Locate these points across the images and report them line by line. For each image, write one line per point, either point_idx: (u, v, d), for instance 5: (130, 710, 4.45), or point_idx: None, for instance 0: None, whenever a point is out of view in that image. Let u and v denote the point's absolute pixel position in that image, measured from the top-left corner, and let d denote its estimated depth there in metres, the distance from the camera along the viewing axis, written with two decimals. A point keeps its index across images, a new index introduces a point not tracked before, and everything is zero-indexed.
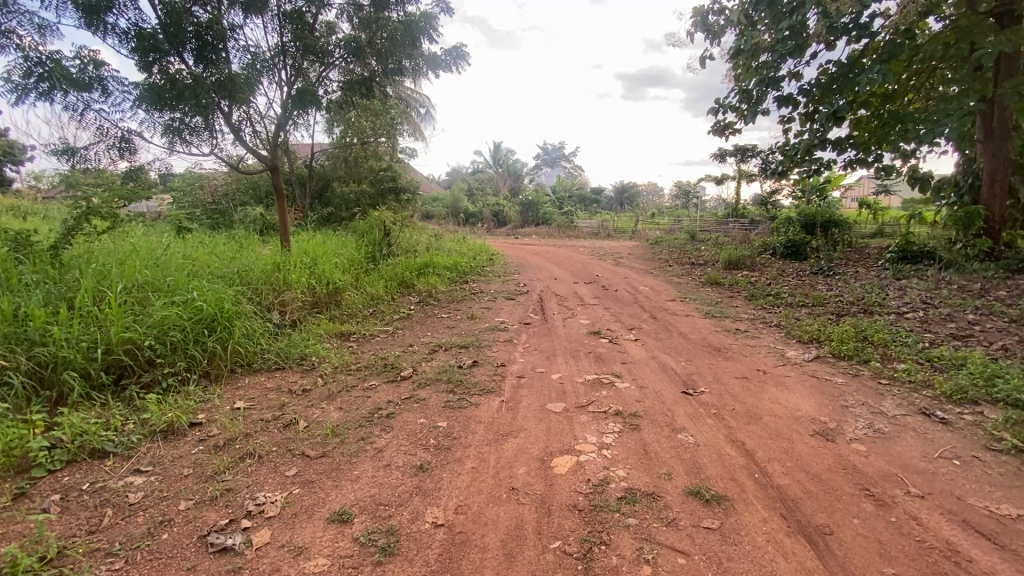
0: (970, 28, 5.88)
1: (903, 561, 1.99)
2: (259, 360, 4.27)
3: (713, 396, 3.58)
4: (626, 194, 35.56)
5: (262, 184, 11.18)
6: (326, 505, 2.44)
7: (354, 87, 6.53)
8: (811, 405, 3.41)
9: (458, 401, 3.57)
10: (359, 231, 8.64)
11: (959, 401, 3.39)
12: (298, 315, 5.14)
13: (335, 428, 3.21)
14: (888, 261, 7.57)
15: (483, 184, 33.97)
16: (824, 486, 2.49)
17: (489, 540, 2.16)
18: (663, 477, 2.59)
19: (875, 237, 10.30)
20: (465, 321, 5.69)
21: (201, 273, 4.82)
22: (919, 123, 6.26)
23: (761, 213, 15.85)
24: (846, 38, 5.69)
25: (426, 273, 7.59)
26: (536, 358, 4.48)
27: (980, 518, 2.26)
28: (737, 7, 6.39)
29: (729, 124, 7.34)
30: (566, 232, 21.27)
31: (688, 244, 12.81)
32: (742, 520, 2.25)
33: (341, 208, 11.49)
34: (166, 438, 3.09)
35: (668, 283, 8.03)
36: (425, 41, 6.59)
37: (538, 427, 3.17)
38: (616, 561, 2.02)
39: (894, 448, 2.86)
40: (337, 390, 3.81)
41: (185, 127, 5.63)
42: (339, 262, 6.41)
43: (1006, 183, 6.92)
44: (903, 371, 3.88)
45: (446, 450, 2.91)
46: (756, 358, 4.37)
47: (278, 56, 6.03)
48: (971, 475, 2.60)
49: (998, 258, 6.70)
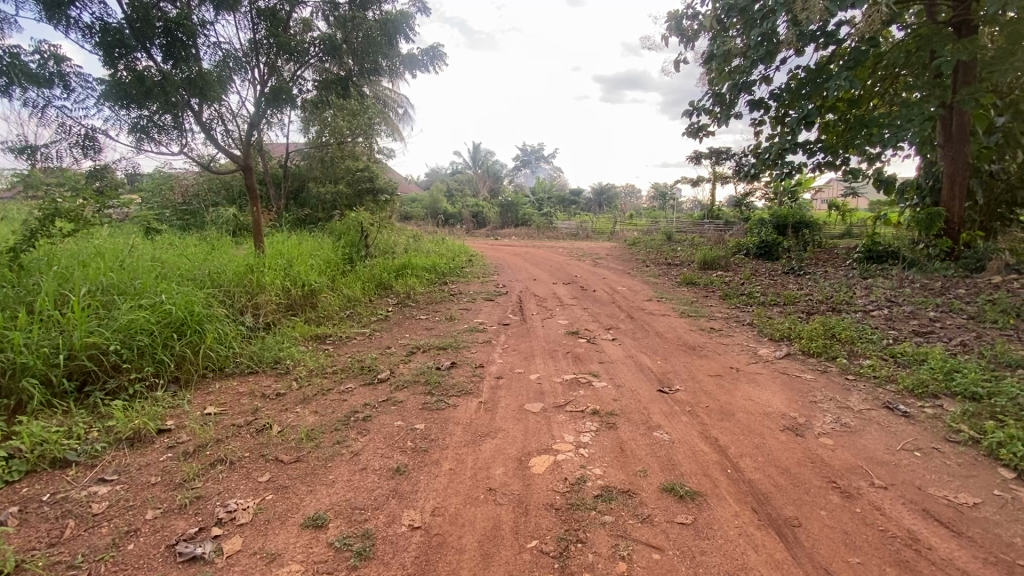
0: (930, 37, 6.11)
1: (867, 550, 2.06)
2: (231, 364, 4.17)
3: (688, 393, 3.64)
4: (606, 195, 35.63)
5: (234, 184, 11.07)
6: (300, 511, 2.40)
7: (330, 86, 6.51)
8: (782, 401, 3.50)
9: (436, 403, 3.54)
10: (335, 232, 8.53)
11: (921, 395, 3.53)
12: (272, 318, 5.04)
13: (310, 432, 3.16)
14: (855, 261, 7.83)
15: (462, 184, 33.93)
16: (793, 479, 2.56)
17: (466, 541, 2.16)
18: (638, 474, 2.62)
19: (844, 238, 10.66)
20: (444, 322, 5.68)
21: (171, 275, 4.71)
22: (884, 127, 6.49)
23: (735, 214, 16.20)
24: (814, 45, 5.87)
25: (404, 273, 7.57)
26: (515, 359, 4.48)
27: (939, 507, 2.36)
28: (711, 11, 6.50)
29: (703, 126, 7.48)
30: (546, 232, 21.48)
31: (665, 244, 13.09)
32: (714, 514, 2.30)
33: (317, 208, 11.30)
34: (132, 445, 3.00)
35: (645, 283, 8.15)
36: (403, 40, 6.58)
37: (516, 427, 3.18)
38: (592, 559, 2.03)
39: (859, 441, 2.96)
40: (312, 394, 3.74)
41: (154, 126, 5.47)
42: (315, 264, 6.34)
43: (965, 184, 7.12)
44: (869, 367, 4.01)
45: (423, 452, 2.90)
46: (730, 356, 4.46)
47: (252, 53, 5.95)
48: (931, 465, 2.71)
49: (957, 258, 6.96)
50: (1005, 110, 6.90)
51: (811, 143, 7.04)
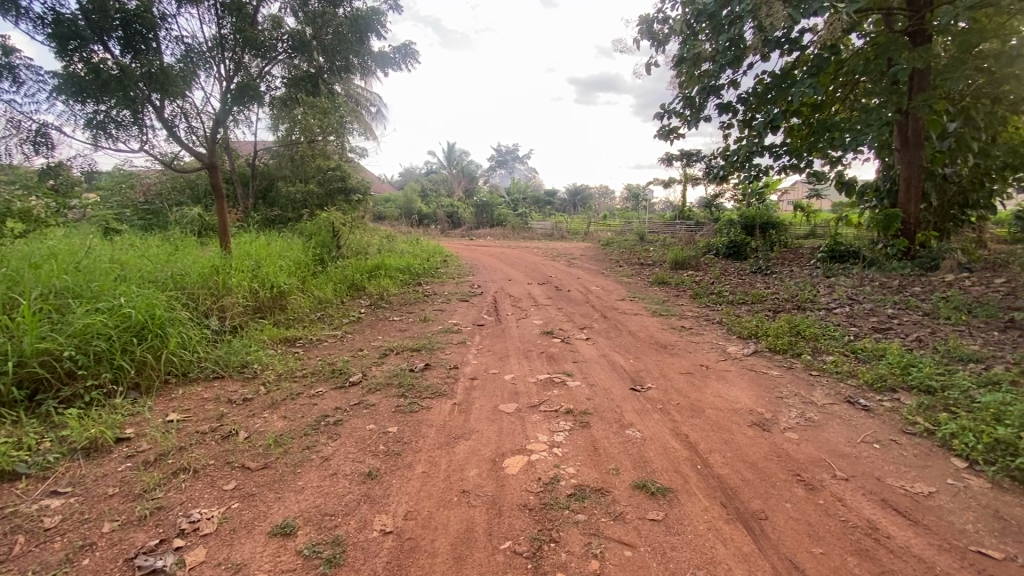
0: (887, 45, 6.36)
1: (829, 541, 2.13)
2: (195, 369, 4.03)
3: (659, 391, 3.70)
4: (580, 196, 35.96)
5: (199, 183, 10.76)
6: (267, 519, 2.33)
7: (299, 83, 6.38)
8: (749, 397, 3.59)
9: (409, 406, 3.50)
10: (305, 232, 8.34)
11: (880, 388, 3.67)
12: (239, 321, 4.89)
13: (279, 438, 3.08)
14: (819, 260, 8.09)
15: (436, 185, 33.71)
16: (760, 474, 2.63)
17: (439, 544, 2.14)
18: (611, 472, 2.65)
19: (809, 238, 11.01)
20: (418, 323, 5.62)
21: (131, 278, 4.52)
22: (845, 131, 6.73)
23: (705, 215, 16.55)
24: (779, 51, 6.05)
25: (378, 274, 7.47)
26: (489, 359, 4.47)
27: (897, 496, 2.45)
28: (681, 16, 6.61)
29: (674, 128, 7.62)
30: (521, 233, 21.55)
31: (637, 244, 13.31)
32: (685, 510, 2.34)
33: (286, 208, 11.06)
34: (88, 456, 2.86)
35: (618, 283, 8.25)
36: (374, 38, 6.49)
37: (490, 428, 3.17)
38: (564, 558, 2.04)
39: (823, 435, 3.06)
40: (281, 398, 3.65)
41: (111, 122, 5.24)
42: (285, 265, 6.19)
43: (920, 187, 7.43)
44: (831, 363, 4.14)
45: (396, 456, 2.86)
46: (700, 354, 4.56)
47: (216, 48, 5.76)
48: (889, 456, 2.82)
49: (913, 257, 7.26)
50: (957, 116, 7.12)
51: (777, 146, 7.25)
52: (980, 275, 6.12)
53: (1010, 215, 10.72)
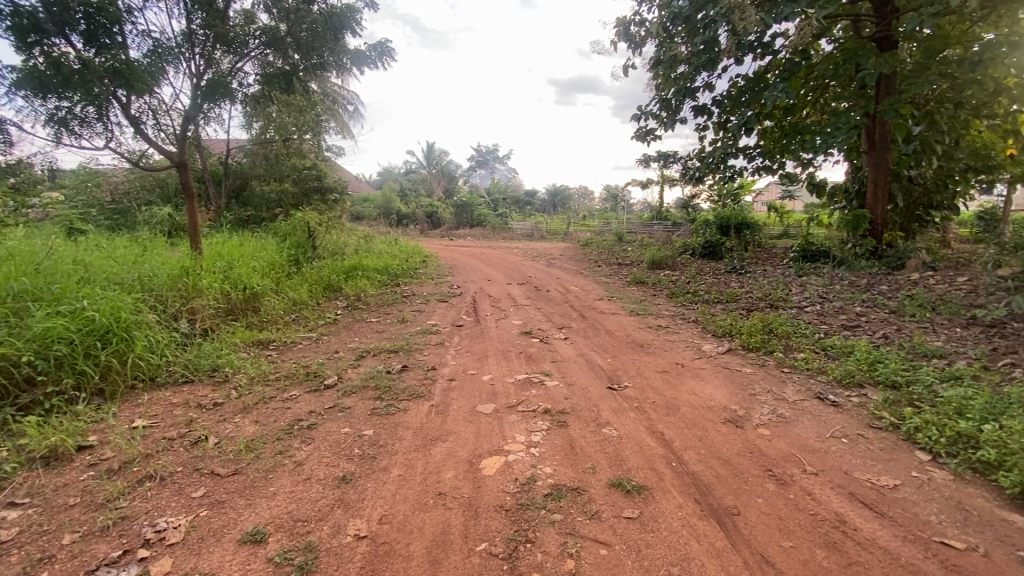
0: (855, 51, 6.55)
1: (799, 534, 2.18)
2: (163, 374, 3.91)
3: (636, 390, 3.74)
4: (560, 196, 36.16)
5: (170, 182, 10.57)
6: (237, 526, 2.27)
7: (273, 81, 6.26)
8: (723, 394, 3.65)
9: (385, 409, 3.45)
10: (279, 232, 8.17)
11: (848, 384, 3.77)
12: (210, 323, 4.76)
13: (250, 443, 3.01)
14: (791, 260, 8.29)
15: (416, 184, 33.47)
16: (733, 470, 2.67)
17: (414, 548, 2.12)
18: (588, 471, 2.66)
19: (782, 238, 11.25)
20: (396, 325, 5.56)
21: (95, 280, 4.37)
22: (815, 134, 6.90)
23: (682, 215, 16.81)
24: (752, 54, 6.17)
25: (355, 275, 7.36)
26: (468, 360, 4.44)
27: (864, 489, 2.52)
28: (657, 18, 6.69)
29: (650, 130, 7.71)
30: (500, 233, 21.54)
31: (615, 244, 13.47)
32: (660, 507, 2.36)
33: (261, 208, 10.83)
34: (48, 465, 2.75)
35: (597, 283, 8.31)
36: (349, 35, 6.42)
37: (468, 429, 3.14)
38: (540, 558, 2.04)
39: (794, 430, 3.12)
40: (253, 403, 3.57)
41: (74, 118, 5.05)
42: (258, 266, 6.06)
43: (887, 189, 7.66)
44: (802, 360, 4.25)
45: (371, 459, 2.82)
46: (676, 352, 4.62)
47: (186, 43, 5.60)
48: (857, 450, 2.90)
49: (880, 256, 7.49)
50: (922, 120, 7.27)
51: (751, 148, 7.40)
52: (943, 274, 6.34)
53: (971, 216, 11.15)
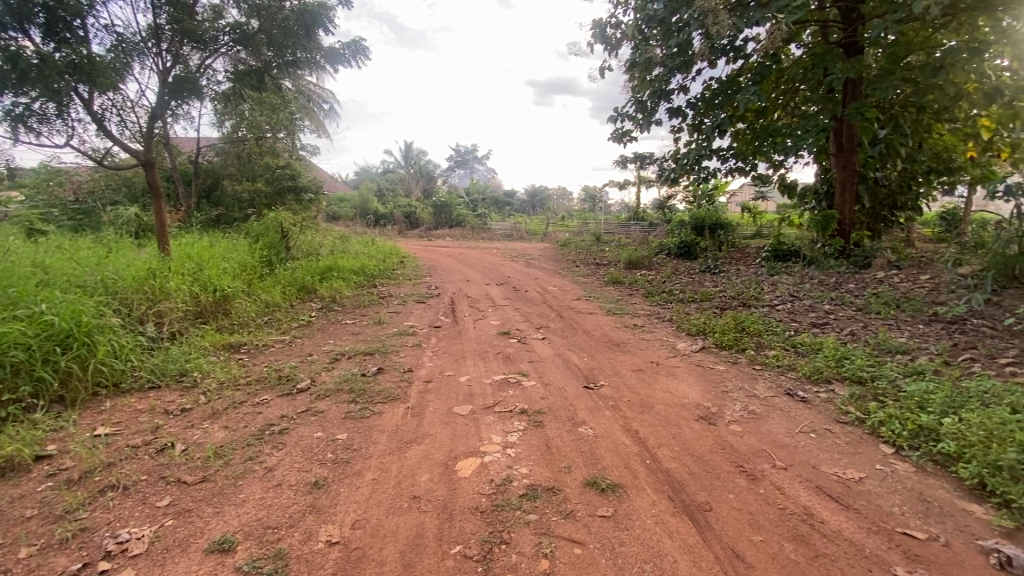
0: (823, 56, 6.73)
1: (768, 528, 2.22)
2: (128, 380, 3.77)
3: (611, 388, 3.77)
4: (540, 196, 36.30)
5: (137, 182, 10.25)
6: (204, 535, 2.21)
7: (244, 78, 6.13)
8: (696, 391, 3.72)
9: (359, 412, 3.40)
10: (252, 233, 7.99)
11: (817, 380, 3.87)
12: (178, 327, 4.62)
13: (219, 449, 2.93)
14: (764, 259, 8.49)
15: (394, 184, 33.16)
16: (706, 466, 2.71)
17: (387, 553, 2.09)
18: (563, 470, 2.67)
19: (755, 237, 11.50)
20: (372, 326, 5.49)
21: (55, 283, 4.21)
22: (786, 136, 7.07)
23: (658, 216, 17.05)
24: (725, 58, 6.29)
25: (330, 276, 7.25)
26: (445, 362, 4.41)
27: (830, 483, 2.59)
28: (632, 21, 6.76)
29: (627, 132, 7.79)
30: (479, 233, 21.49)
31: (594, 245, 13.60)
32: (633, 505, 2.38)
33: (232, 208, 10.57)
34: (2, 477, 2.64)
35: (575, 283, 8.35)
36: (322, 32, 6.31)
37: (443, 431, 3.12)
38: (515, 559, 2.04)
39: (764, 426, 3.19)
40: (223, 408, 3.48)
41: (33, 115, 4.86)
42: (229, 267, 5.91)
43: (855, 190, 7.89)
44: (773, 357, 4.34)
45: (344, 463, 2.77)
46: (651, 351, 4.68)
47: (152, 38, 5.43)
48: (824, 445, 2.98)
49: (848, 256, 7.71)
50: (887, 123, 7.65)
51: (724, 150, 7.54)
52: (907, 273, 6.57)
53: (934, 216, 11.58)
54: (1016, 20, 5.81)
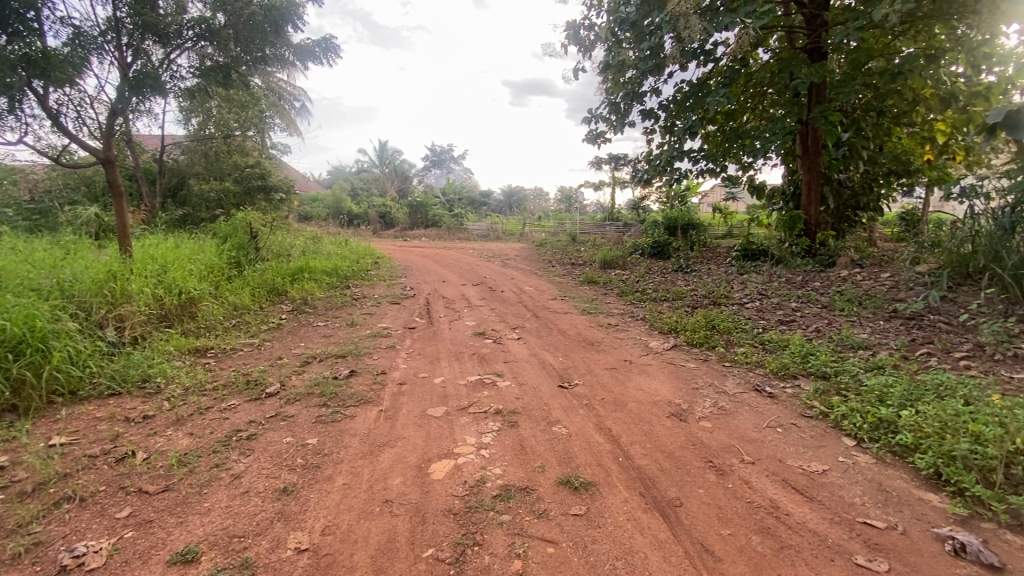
0: (789, 61, 6.92)
1: (736, 522, 2.27)
2: (86, 387, 3.63)
3: (585, 387, 3.80)
4: (516, 196, 36.35)
5: (97, 180, 9.86)
6: (166, 546, 2.14)
7: (210, 74, 5.94)
8: (668, 389, 3.78)
9: (331, 416, 3.34)
10: (219, 233, 7.76)
11: (784, 376, 3.98)
12: (140, 331, 4.46)
13: (183, 457, 2.84)
14: (734, 259, 8.69)
15: (368, 184, 32.73)
16: (676, 462, 2.76)
17: (358, 558, 2.06)
18: (537, 470, 2.67)
19: (726, 237, 11.76)
20: (344, 328, 5.41)
21: (7, 288, 4.03)
22: (755, 138, 7.25)
23: (632, 216, 17.30)
24: (696, 61, 6.40)
25: (301, 277, 7.10)
26: (419, 363, 4.37)
27: (796, 475, 2.67)
28: (605, 23, 6.82)
29: (601, 132, 7.86)
30: (456, 233, 21.38)
31: (570, 245, 13.71)
32: (606, 502, 2.40)
33: (199, 208, 10.25)
34: None
35: (551, 283, 8.39)
36: (291, 29, 6.16)
37: (417, 434, 3.09)
38: (488, 560, 2.03)
39: (733, 422, 3.26)
40: (187, 415, 3.37)
41: None
42: (195, 269, 5.73)
43: (820, 191, 8.13)
44: (742, 354, 4.45)
45: (315, 469, 2.72)
46: (625, 349, 4.73)
47: (111, 32, 5.22)
48: (790, 439, 3.06)
49: (814, 255, 7.96)
50: (850, 127, 7.89)
51: (695, 151, 7.68)
52: (869, 271, 6.81)
53: (894, 216, 12.04)
54: (969, 28, 6.09)
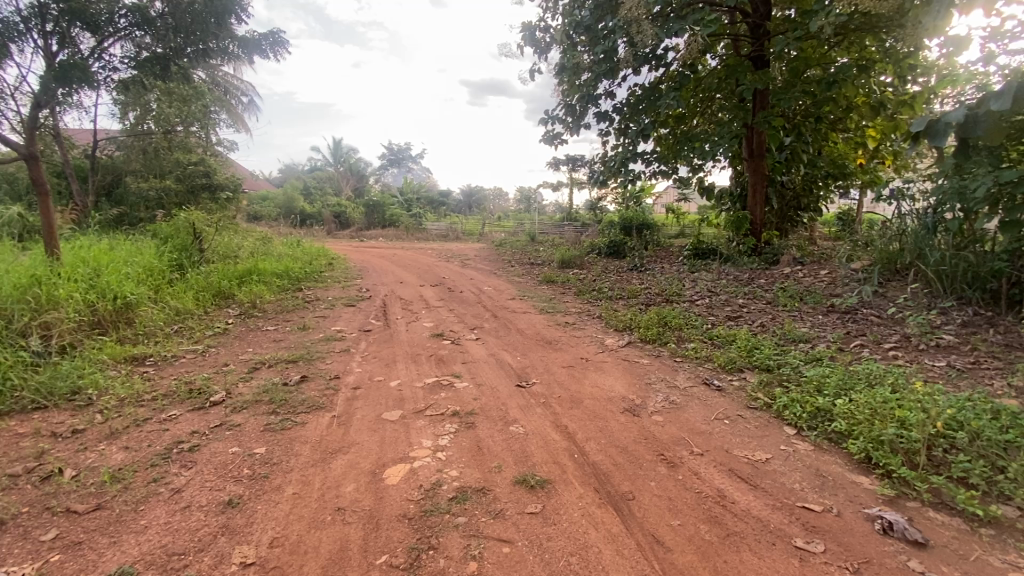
0: (735, 67, 7.22)
1: (685, 512, 2.35)
2: (7, 402, 3.35)
3: (542, 386, 3.83)
4: (475, 196, 36.22)
5: (20, 177, 9.12)
6: (97, 569, 2.00)
7: (146, 65, 5.60)
8: (622, 385, 3.87)
9: (280, 423, 3.22)
10: (158, 235, 7.35)
11: (731, 369, 4.15)
12: (69, 339, 4.16)
13: (116, 472, 2.67)
14: (685, 257, 9.01)
15: (323, 184, 31.77)
16: (630, 457, 2.82)
17: (308, 569, 2.00)
18: (493, 470, 2.68)
19: (678, 237, 12.15)
20: (296, 332, 5.23)
21: None
22: (704, 141, 7.52)
23: (590, 216, 17.57)
24: (648, 65, 6.57)
25: (250, 280, 6.82)
26: (375, 367, 4.28)
27: (741, 465, 2.79)
28: (560, 26, 6.89)
29: (558, 133, 7.95)
30: (414, 234, 21.05)
31: (529, 245, 13.78)
32: (561, 499, 2.43)
33: (137, 207, 9.66)
34: None
35: (509, 283, 8.40)
36: (234, 20, 5.92)
37: (371, 439, 3.03)
38: (443, 564, 2.02)
39: (683, 415, 3.38)
40: (123, 427, 3.17)
41: None
42: (132, 272, 5.40)
43: (764, 192, 8.53)
44: (693, 349, 4.61)
45: (262, 479, 2.62)
46: (581, 347, 4.81)
47: (33, 17, 4.83)
48: (736, 430, 3.20)
49: (759, 253, 8.34)
50: (791, 132, 8.30)
51: (648, 153, 7.89)
52: (809, 268, 7.20)
53: (833, 216, 12.76)
54: (895, 41, 6.53)
